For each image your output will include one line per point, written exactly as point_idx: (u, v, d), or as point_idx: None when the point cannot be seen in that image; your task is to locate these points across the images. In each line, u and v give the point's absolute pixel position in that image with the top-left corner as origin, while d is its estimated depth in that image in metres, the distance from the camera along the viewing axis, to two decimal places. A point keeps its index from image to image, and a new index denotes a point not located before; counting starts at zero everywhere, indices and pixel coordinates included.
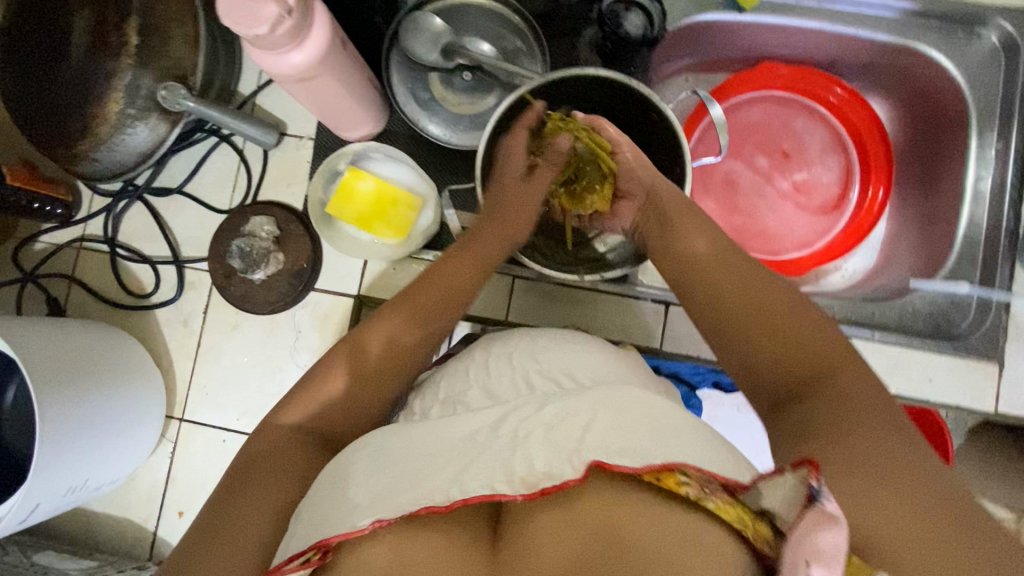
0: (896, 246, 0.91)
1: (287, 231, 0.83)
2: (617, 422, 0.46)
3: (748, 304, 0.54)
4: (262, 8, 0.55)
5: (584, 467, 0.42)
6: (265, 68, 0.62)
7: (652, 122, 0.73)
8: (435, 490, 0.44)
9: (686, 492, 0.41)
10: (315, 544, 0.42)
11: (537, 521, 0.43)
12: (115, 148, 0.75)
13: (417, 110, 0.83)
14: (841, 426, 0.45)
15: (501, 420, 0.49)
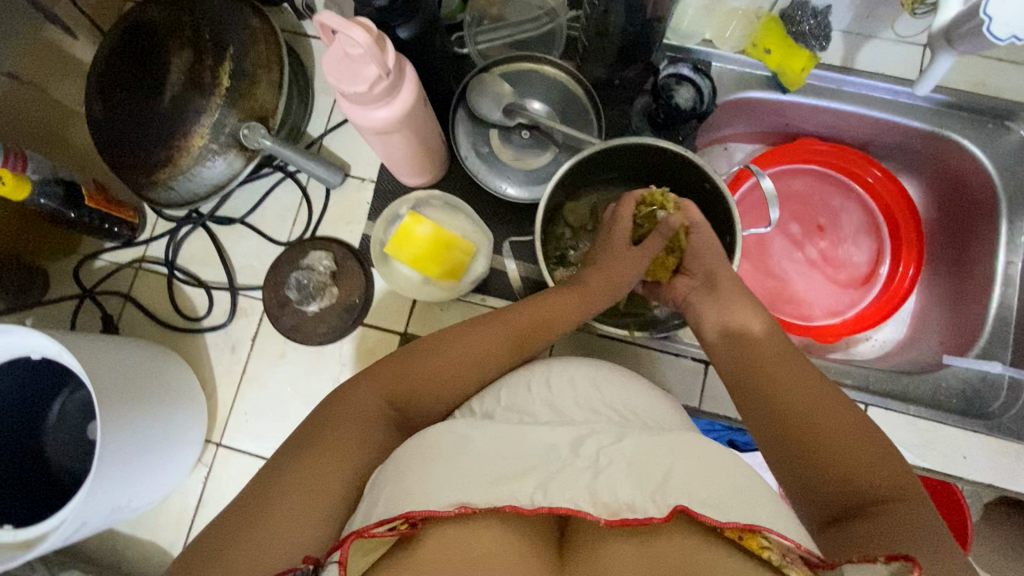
0: (926, 321, 0.93)
1: (343, 267, 0.86)
2: (694, 471, 0.52)
3: (802, 387, 0.60)
4: (364, 69, 0.60)
5: (670, 508, 0.48)
6: (351, 119, 0.67)
7: (704, 191, 0.77)
8: (520, 491, 0.50)
9: (767, 556, 0.47)
10: (403, 514, 0.47)
11: (609, 548, 0.49)
12: (193, 179, 0.79)
13: (477, 162, 0.87)
14: (889, 528, 0.48)
15: (578, 442, 0.56)
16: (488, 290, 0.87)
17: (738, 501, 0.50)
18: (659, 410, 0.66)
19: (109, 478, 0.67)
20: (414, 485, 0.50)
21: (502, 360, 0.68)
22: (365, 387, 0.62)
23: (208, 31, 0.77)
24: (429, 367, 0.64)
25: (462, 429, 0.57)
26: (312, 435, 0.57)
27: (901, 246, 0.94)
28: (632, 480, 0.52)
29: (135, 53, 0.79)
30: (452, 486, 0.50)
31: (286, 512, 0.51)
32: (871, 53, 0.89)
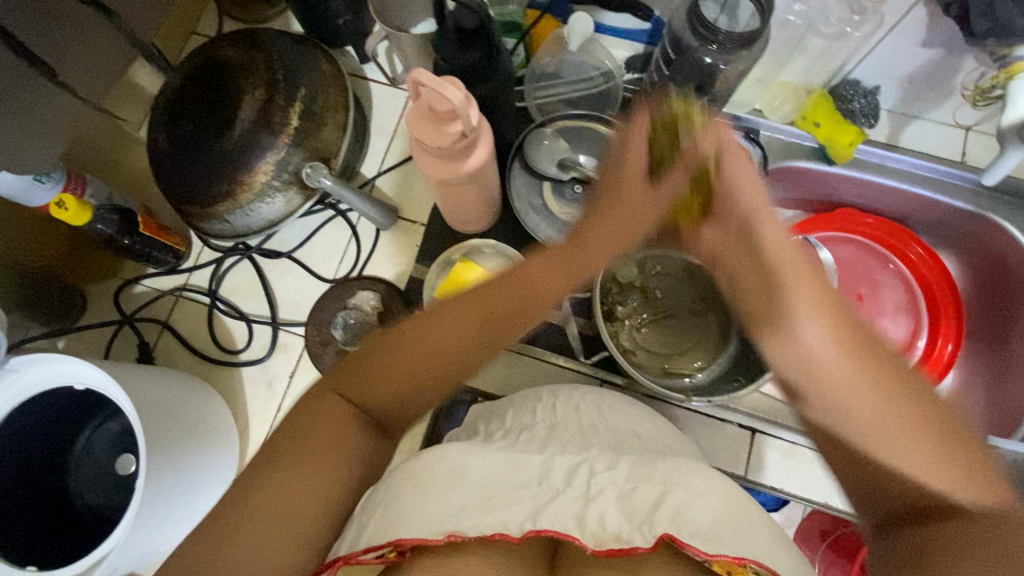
0: (966, 399, 0.93)
1: (390, 309, 0.85)
2: (693, 498, 0.51)
3: (865, 384, 0.42)
4: (448, 127, 0.61)
5: (655, 539, 0.47)
6: (424, 171, 0.67)
7: None
8: (511, 519, 0.50)
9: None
10: (393, 541, 0.47)
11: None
12: (249, 214, 0.80)
13: (527, 213, 0.89)
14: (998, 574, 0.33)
15: (578, 471, 0.56)
16: (533, 340, 0.86)
17: (730, 531, 0.47)
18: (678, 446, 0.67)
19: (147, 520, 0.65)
20: (403, 510, 0.50)
21: (472, 344, 0.53)
22: (332, 400, 0.52)
23: (281, 76, 0.79)
24: (392, 363, 0.51)
25: (453, 453, 0.55)
26: (272, 457, 0.49)
27: (940, 321, 0.95)
28: (622, 510, 0.51)
29: (210, 91, 0.80)
30: (444, 509, 0.50)
31: (244, 551, 0.45)
32: (913, 134, 0.92)
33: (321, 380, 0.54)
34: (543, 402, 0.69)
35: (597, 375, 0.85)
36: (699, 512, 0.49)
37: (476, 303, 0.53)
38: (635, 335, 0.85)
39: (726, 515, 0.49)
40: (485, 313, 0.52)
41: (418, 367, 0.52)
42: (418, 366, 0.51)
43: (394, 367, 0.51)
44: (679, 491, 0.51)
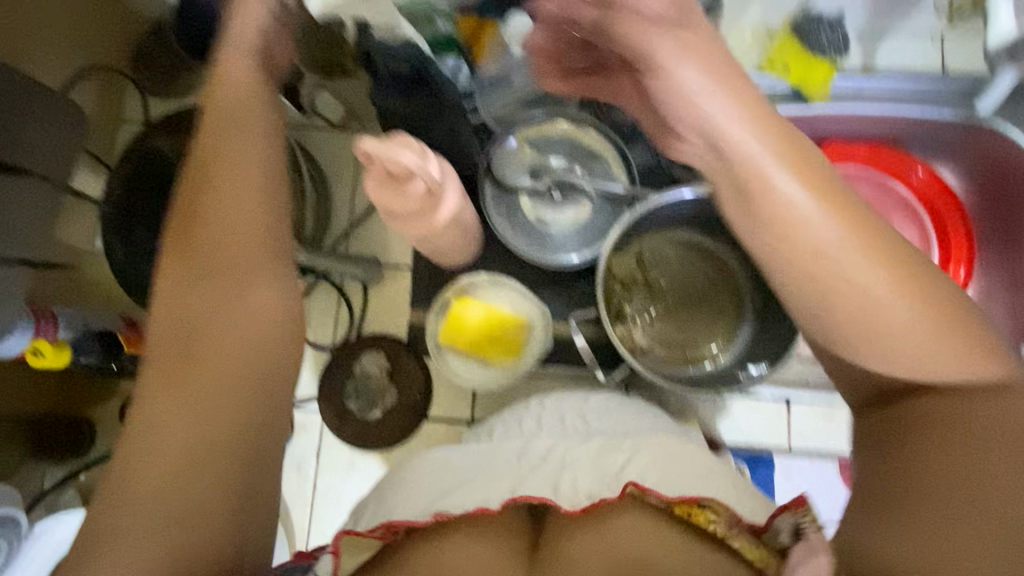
0: (989, 307, 0.92)
1: (399, 365, 0.83)
2: (659, 463, 0.58)
3: (915, 282, 0.40)
4: (402, 156, 0.54)
5: (621, 487, 0.55)
6: (394, 227, 0.63)
7: None
8: (492, 496, 0.57)
9: (712, 528, 0.52)
10: (385, 523, 0.55)
11: (574, 540, 0.53)
12: None
13: (513, 231, 0.84)
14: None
15: (549, 451, 0.63)
16: (549, 360, 0.85)
17: (689, 483, 0.56)
18: (662, 423, 0.71)
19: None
20: (405, 502, 0.58)
21: (260, 145, 0.50)
22: (196, 280, 0.45)
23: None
24: (205, 220, 0.46)
25: (441, 455, 0.65)
26: (174, 360, 0.43)
27: (950, 233, 0.94)
28: (595, 474, 0.58)
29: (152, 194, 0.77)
30: (438, 497, 0.57)
31: (177, 485, 0.41)
32: (885, 52, 0.89)
33: (161, 293, 0.45)
34: (534, 411, 0.73)
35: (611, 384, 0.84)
36: (662, 470, 0.57)
37: (211, 162, 0.48)
38: (654, 335, 0.83)
39: (682, 473, 0.57)
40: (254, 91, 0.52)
41: (246, 222, 0.47)
42: (206, 206, 0.47)
43: (190, 229, 0.46)
44: (646, 454, 0.59)
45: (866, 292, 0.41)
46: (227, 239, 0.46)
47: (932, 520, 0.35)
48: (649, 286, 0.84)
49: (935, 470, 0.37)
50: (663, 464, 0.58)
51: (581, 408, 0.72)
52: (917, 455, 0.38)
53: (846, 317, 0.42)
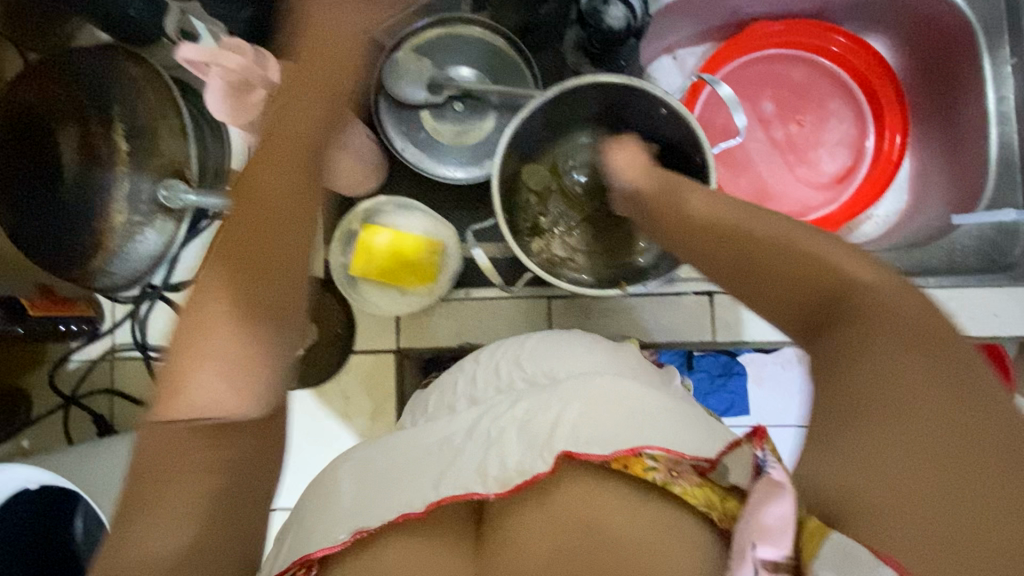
0: (926, 180, 0.88)
1: (316, 300, 0.82)
2: (585, 414, 0.56)
3: (776, 247, 0.49)
4: (227, 57, 0.52)
5: (553, 459, 0.52)
6: (260, 148, 0.61)
7: (662, 117, 0.72)
8: (416, 496, 0.54)
9: (653, 477, 0.51)
10: (298, 560, 0.51)
11: (514, 522, 0.52)
12: (128, 256, 0.74)
13: (417, 151, 0.80)
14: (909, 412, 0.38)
15: (475, 425, 0.60)
16: (468, 281, 0.83)
17: (620, 431, 0.54)
18: (602, 360, 0.66)
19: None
20: (318, 525, 0.54)
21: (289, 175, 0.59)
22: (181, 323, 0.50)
23: (115, 108, 0.73)
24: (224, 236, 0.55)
25: (370, 454, 0.61)
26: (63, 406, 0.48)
27: (883, 109, 0.89)
28: (522, 441, 0.55)
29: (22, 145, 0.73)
30: (372, 497, 0.55)
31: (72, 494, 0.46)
32: None
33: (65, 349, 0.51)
34: (465, 372, 0.70)
35: (531, 299, 0.83)
36: (587, 422, 0.55)
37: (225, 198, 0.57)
38: (574, 245, 0.81)
39: (612, 418, 0.55)
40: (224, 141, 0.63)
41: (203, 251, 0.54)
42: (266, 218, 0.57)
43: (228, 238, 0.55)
44: (574, 406, 0.57)
45: (779, 268, 0.48)
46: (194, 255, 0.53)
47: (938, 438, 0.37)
48: (563, 192, 0.81)
49: (867, 380, 0.40)
50: (589, 412, 0.56)
51: (519, 367, 0.67)
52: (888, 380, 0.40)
53: (770, 263, 0.48)
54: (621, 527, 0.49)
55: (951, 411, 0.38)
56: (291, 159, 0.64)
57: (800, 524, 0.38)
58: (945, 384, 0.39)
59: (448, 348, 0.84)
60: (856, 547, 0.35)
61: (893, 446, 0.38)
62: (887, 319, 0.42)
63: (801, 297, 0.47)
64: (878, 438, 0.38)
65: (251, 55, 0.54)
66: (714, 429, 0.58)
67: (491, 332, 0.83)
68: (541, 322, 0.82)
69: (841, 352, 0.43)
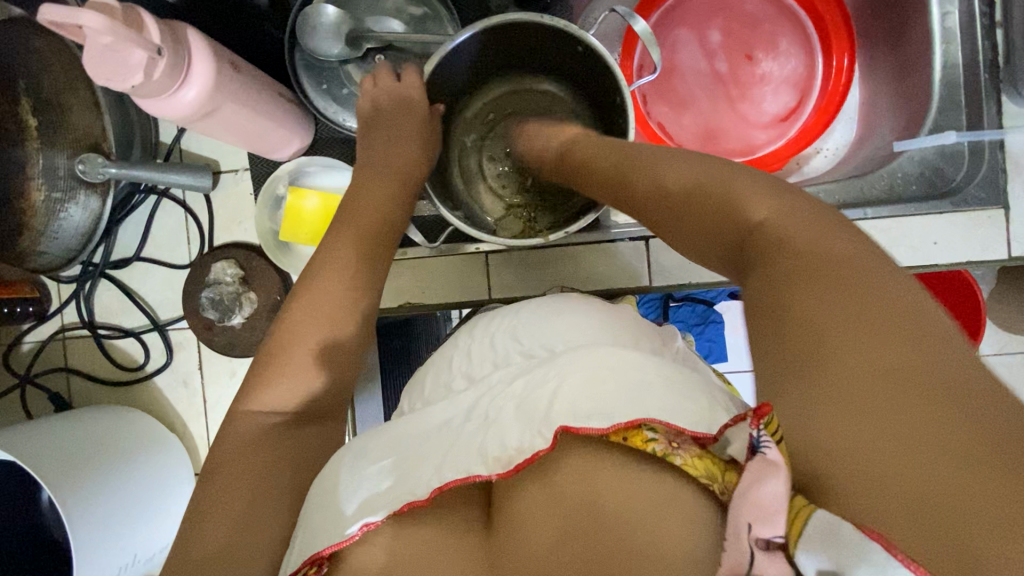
0: (875, 106, 0.84)
1: (251, 269, 0.82)
2: (585, 386, 0.49)
3: (683, 196, 0.48)
4: (85, 17, 0.48)
5: (552, 434, 0.46)
6: (157, 114, 0.58)
7: (582, 54, 0.67)
8: (418, 483, 0.49)
9: (653, 449, 0.44)
10: (309, 557, 0.45)
11: (522, 503, 0.46)
12: (57, 235, 0.74)
13: (339, 109, 0.79)
14: (826, 345, 0.34)
15: (474, 406, 0.55)
16: (405, 241, 0.83)
17: (622, 401, 0.47)
18: (603, 326, 0.61)
19: (89, 537, 0.67)
20: (321, 518, 0.48)
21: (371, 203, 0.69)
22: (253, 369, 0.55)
23: (21, 82, 0.70)
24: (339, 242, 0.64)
25: (364, 442, 0.55)
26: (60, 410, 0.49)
27: (830, 35, 0.84)
28: (521, 421, 0.49)
29: None
30: (365, 489, 0.49)
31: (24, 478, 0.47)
32: None
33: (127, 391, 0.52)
34: (458, 350, 0.66)
35: (467, 255, 0.83)
36: (584, 395, 0.48)
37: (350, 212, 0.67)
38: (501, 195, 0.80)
39: (614, 388, 0.48)
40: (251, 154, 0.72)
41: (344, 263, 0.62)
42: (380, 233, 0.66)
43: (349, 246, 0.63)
44: (575, 378, 0.50)
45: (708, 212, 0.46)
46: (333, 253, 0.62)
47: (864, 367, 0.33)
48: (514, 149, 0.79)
49: (790, 320, 0.37)
50: (589, 384, 0.49)
51: (515, 341, 0.62)
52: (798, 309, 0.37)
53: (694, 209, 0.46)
54: (628, 505, 0.42)
55: (881, 341, 0.33)
56: (194, 123, 0.62)
57: (792, 500, 0.32)
58: (868, 313, 0.34)
59: (387, 308, 0.84)
60: (844, 526, 0.29)
61: (835, 382, 0.33)
62: (796, 250, 0.39)
63: (712, 240, 0.45)
64: (805, 383, 0.34)
65: (120, 16, 0.51)
66: (717, 401, 0.51)
67: (430, 289, 0.84)
68: (478, 278, 0.82)
69: (757, 297, 0.40)
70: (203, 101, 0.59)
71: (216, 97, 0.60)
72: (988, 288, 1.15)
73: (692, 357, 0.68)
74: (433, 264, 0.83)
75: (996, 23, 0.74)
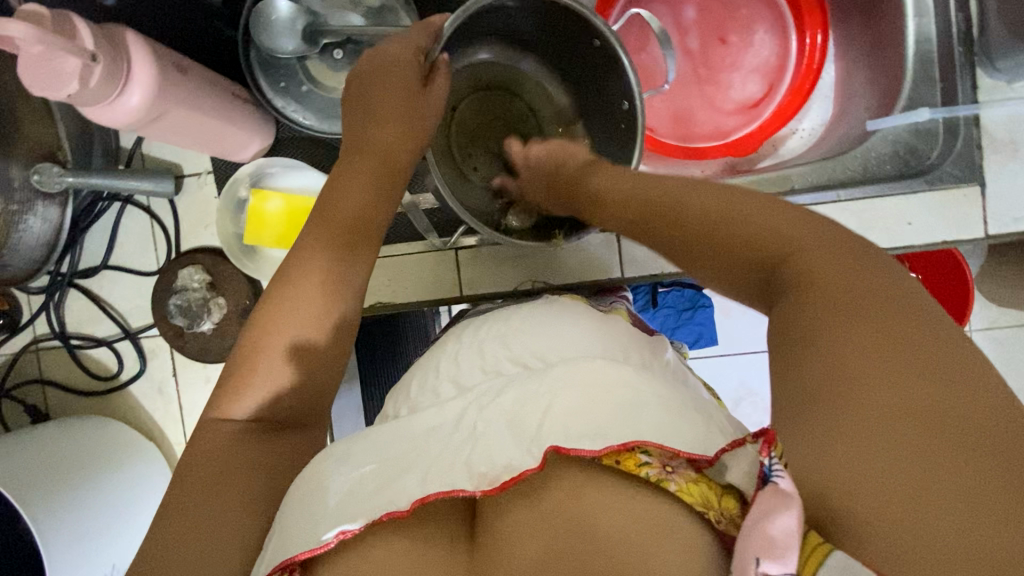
0: (851, 85, 0.81)
1: (218, 273, 0.81)
2: (580, 404, 0.48)
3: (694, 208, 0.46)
4: (7, 27, 0.46)
5: (542, 454, 0.45)
6: (102, 123, 0.57)
7: (595, 48, 0.65)
8: (400, 493, 0.46)
9: (647, 474, 0.43)
10: (281, 564, 0.43)
11: (507, 520, 0.45)
12: (16, 246, 0.73)
13: (295, 107, 0.76)
14: (853, 375, 0.34)
15: (461, 416, 0.53)
16: None
17: (616, 421, 0.46)
18: (595, 339, 0.60)
19: (63, 550, 0.67)
20: (296, 519, 0.45)
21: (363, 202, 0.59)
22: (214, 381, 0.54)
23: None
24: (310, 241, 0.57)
25: (343, 445, 0.53)
26: None
27: (802, 9, 0.81)
28: (512, 434, 0.48)
29: None
30: (342, 491, 0.47)
31: None
32: None
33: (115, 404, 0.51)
34: (446, 354, 0.65)
35: (436, 251, 0.81)
36: (579, 412, 0.47)
37: (330, 206, 0.59)
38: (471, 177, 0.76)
39: (612, 406, 0.47)
40: (204, 144, 0.70)
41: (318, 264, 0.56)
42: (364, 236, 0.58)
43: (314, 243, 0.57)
44: (567, 395, 0.49)
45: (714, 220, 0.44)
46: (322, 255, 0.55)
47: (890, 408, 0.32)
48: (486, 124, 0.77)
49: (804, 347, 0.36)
50: (584, 400, 0.48)
51: (504, 348, 0.61)
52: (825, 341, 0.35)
53: (705, 218, 0.45)
54: (616, 529, 0.41)
55: (908, 379, 0.32)
56: (143, 128, 0.61)
57: (804, 537, 0.31)
58: (902, 346, 0.33)
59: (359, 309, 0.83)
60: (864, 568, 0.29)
61: (865, 427, 0.32)
62: (822, 278, 0.38)
63: (734, 265, 0.43)
64: (827, 400, 0.33)
65: (50, 23, 0.49)
66: (713, 423, 0.49)
67: (400, 288, 0.82)
68: (449, 274, 0.81)
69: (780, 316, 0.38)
70: (150, 106, 0.57)
71: (162, 100, 0.59)
72: (979, 266, 1.13)
73: (681, 371, 0.66)
74: (402, 262, 0.82)
75: None
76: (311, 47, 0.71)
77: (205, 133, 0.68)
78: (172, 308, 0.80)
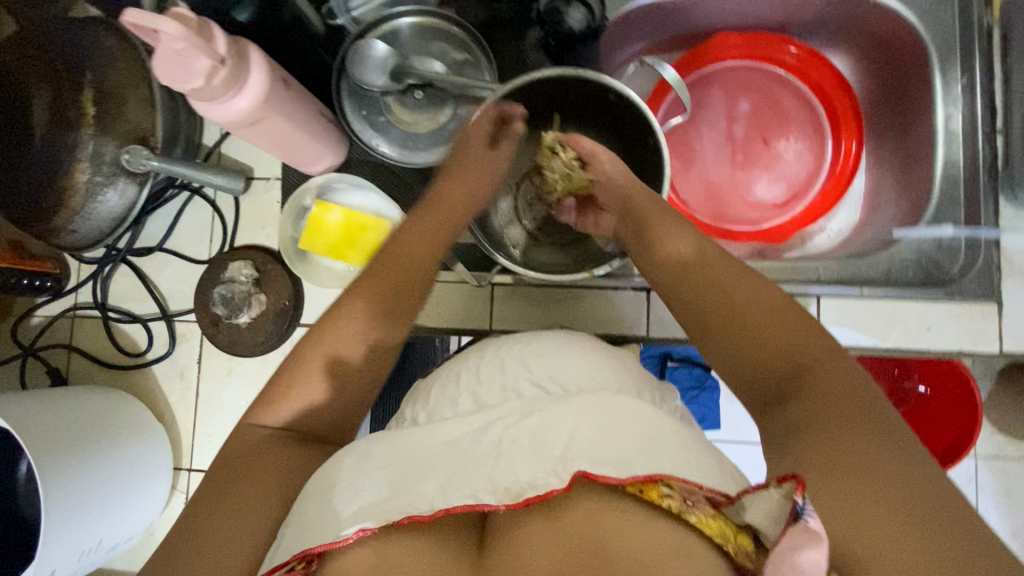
0: (879, 195, 0.87)
1: (265, 272, 0.85)
2: (600, 431, 0.49)
3: (715, 297, 0.53)
4: (162, 25, 0.53)
5: (570, 476, 0.45)
6: (209, 117, 0.63)
7: (612, 102, 0.72)
8: (419, 498, 0.47)
9: (668, 505, 0.44)
10: (300, 551, 0.44)
11: (520, 532, 0.45)
12: (89, 216, 0.77)
13: (370, 133, 0.83)
14: (851, 450, 0.41)
15: (484, 429, 0.54)
16: None
17: (640, 455, 0.47)
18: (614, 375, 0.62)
19: (59, 515, 0.67)
20: (317, 516, 0.46)
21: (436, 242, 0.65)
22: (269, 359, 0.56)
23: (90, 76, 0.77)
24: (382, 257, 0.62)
25: (362, 446, 0.54)
26: None
27: (839, 119, 0.88)
28: (533, 455, 0.49)
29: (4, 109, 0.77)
30: (364, 497, 0.47)
31: None
32: None
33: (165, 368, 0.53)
34: (467, 366, 0.66)
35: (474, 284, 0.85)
36: (603, 443, 0.48)
37: (400, 238, 0.64)
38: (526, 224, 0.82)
39: (630, 437, 0.49)
40: (284, 152, 0.76)
41: (381, 284, 0.60)
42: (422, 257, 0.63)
43: (383, 262, 0.61)
44: (588, 426, 0.50)
45: (740, 305, 0.51)
46: (382, 278, 0.60)
47: (887, 477, 0.39)
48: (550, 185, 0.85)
49: (817, 444, 0.42)
50: (606, 431, 0.49)
51: (525, 368, 0.63)
52: (834, 423, 0.42)
53: (727, 304, 0.52)
54: (632, 547, 0.41)
55: (906, 464, 0.40)
56: (240, 128, 0.67)
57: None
58: (893, 437, 0.41)
59: None
60: None
61: (870, 490, 0.38)
62: (825, 380, 0.45)
63: (759, 352, 0.49)
64: (841, 482, 0.39)
65: (193, 26, 0.56)
66: (727, 471, 0.51)
67: (433, 313, 0.86)
68: (482, 307, 0.85)
69: (795, 410, 0.45)
70: (254, 109, 0.64)
71: (265, 108, 0.65)
72: (989, 390, 1.14)
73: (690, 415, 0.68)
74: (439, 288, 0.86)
75: (997, 129, 0.79)
76: (396, 84, 0.79)
77: (291, 141, 0.74)
78: (217, 299, 0.84)
